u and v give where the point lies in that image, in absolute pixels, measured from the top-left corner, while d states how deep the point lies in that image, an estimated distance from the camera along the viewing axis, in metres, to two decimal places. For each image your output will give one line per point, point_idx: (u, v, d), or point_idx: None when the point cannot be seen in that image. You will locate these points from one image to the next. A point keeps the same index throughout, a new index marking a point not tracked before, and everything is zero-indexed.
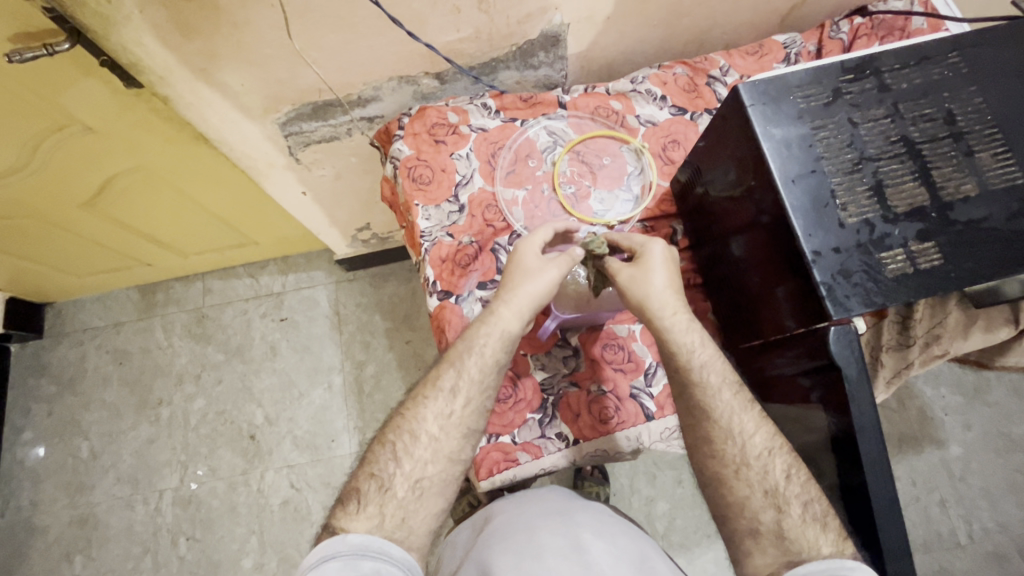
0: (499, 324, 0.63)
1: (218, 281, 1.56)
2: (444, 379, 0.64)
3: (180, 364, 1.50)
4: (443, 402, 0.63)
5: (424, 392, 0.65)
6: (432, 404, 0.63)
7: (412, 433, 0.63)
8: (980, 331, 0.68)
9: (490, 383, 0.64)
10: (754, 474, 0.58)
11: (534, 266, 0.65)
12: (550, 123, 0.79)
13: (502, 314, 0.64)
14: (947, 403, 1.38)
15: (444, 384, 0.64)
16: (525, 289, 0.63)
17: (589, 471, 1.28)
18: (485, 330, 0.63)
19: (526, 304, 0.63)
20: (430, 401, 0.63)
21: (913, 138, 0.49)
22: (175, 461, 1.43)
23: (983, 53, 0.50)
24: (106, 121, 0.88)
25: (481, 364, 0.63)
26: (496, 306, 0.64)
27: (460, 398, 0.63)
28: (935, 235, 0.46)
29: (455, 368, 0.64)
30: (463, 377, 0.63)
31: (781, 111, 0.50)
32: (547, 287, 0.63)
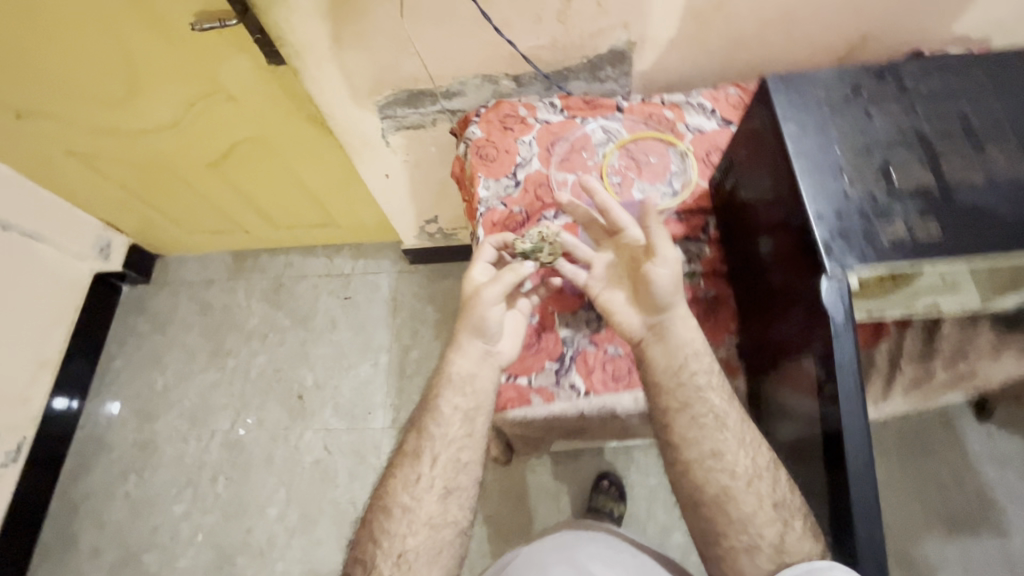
0: (457, 367, 0.72)
1: (298, 256, 1.75)
2: (411, 446, 0.72)
3: (252, 322, 1.68)
4: (410, 464, 0.70)
5: (400, 463, 0.73)
6: (403, 473, 0.71)
7: (389, 499, 0.70)
8: (1011, 354, 0.69)
9: (442, 430, 0.71)
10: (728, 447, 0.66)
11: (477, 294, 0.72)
12: (606, 123, 0.88)
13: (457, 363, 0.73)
14: (1013, 489, 1.26)
15: (409, 450, 0.72)
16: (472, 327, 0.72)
17: (606, 487, 1.32)
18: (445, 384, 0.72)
19: (479, 324, 0.72)
20: (400, 473, 0.71)
21: (925, 132, 0.54)
22: (230, 407, 1.58)
23: (999, 70, 0.56)
24: (245, 91, 1.08)
25: (438, 419, 0.71)
26: (452, 356, 0.74)
27: (423, 455, 0.71)
28: (936, 213, 0.50)
29: (418, 430, 0.72)
30: (424, 438, 0.71)
31: (803, 98, 0.57)
32: (489, 313, 0.71)
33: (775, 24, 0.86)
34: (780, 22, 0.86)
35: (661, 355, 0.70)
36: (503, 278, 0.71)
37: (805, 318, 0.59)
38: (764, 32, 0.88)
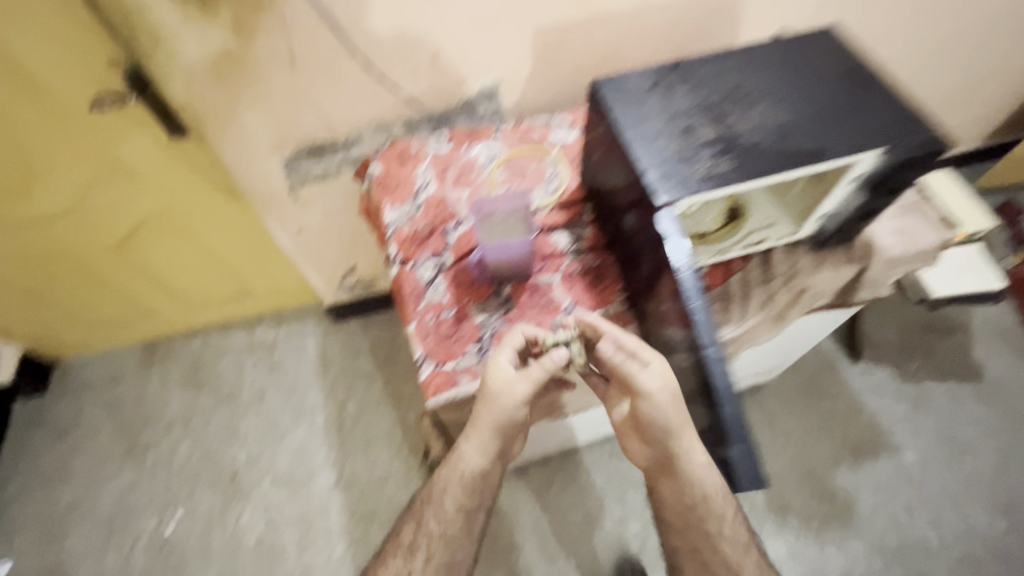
0: (460, 459, 0.80)
1: (216, 335, 1.71)
2: (407, 536, 0.86)
3: (171, 411, 1.60)
4: (403, 561, 0.84)
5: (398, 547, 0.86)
6: (397, 561, 0.85)
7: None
8: (829, 267, 0.85)
9: (436, 523, 0.83)
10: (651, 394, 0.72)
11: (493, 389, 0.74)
12: (488, 147, 1.02)
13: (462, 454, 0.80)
14: (894, 412, 1.45)
15: (407, 538, 0.85)
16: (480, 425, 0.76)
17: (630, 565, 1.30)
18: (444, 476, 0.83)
19: (492, 424, 0.75)
20: (394, 559, 0.85)
21: (711, 101, 0.72)
22: (154, 505, 1.46)
23: (753, 55, 0.76)
24: (146, 166, 1.13)
25: (434, 512, 0.84)
26: (462, 450, 0.79)
27: (417, 550, 0.84)
28: (726, 152, 0.66)
29: (416, 521, 0.85)
30: (422, 529, 0.85)
31: (621, 92, 0.74)
32: (503, 414, 0.74)
33: (606, 55, 1.07)
34: (609, 53, 1.07)
35: (670, 489, 0.80)
36: (527, 380, 0.74)
37: (657, 263, 0.71)
38: (599, 63, 1.09)
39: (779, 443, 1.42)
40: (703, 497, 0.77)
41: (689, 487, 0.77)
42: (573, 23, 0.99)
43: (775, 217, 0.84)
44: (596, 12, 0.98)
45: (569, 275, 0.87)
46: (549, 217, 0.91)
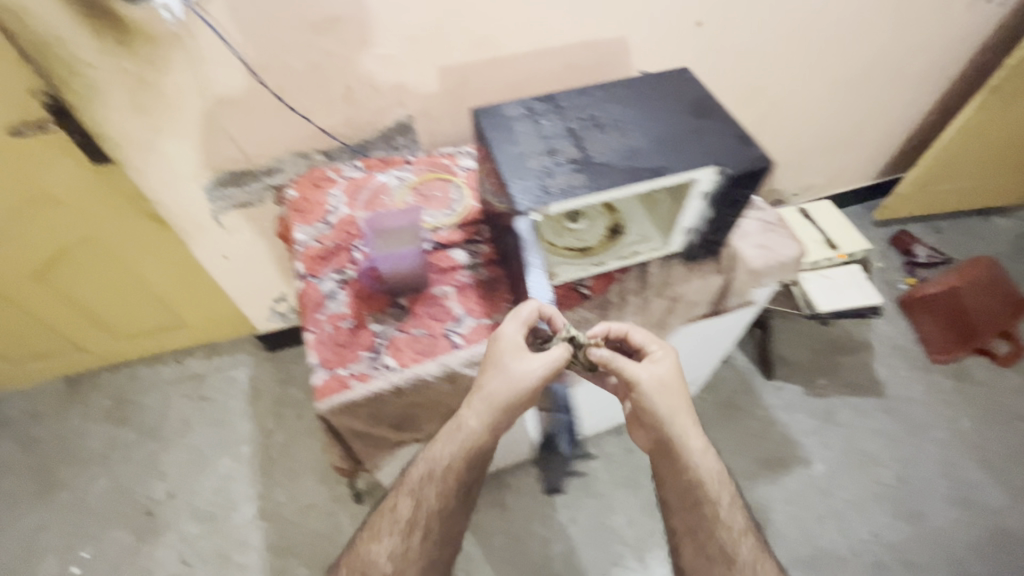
0: (465, 430, 0.80)
1: (145, 367, 1.69)
2: (405, 511, 0.82)
3: (90, 446, 1.54)
4: (400, 538, 0.81)
5: (392, 519, 0.82)
6: (392, 536, 0.81)
7: (372, 554, 0.81)
8: (697, 276, 0.94)
9: (438, 496, 0.82)
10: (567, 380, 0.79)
11: (508, 365, 0.78)
12: (399, 174, 1.10)
13: (467, 426, 0.81)
14: (805, 427, 1.53)
15: (404, 512, 0.82)
16: (490, 397, 0.78)
17: None
18: (449, 451, 0.81)
19: (502, 394, 0.78)
20: (389, 532, 0.81)
21: (574, 126, 0.82)
22: (61, 546, 1.39)
23: (614, 88, 0.87)
24: (68, 192, 1.15)
25: (436, 489, 0.82)
26: (467, 420, 0.81)
27: (416, 527, 0.81)
28: (581, 170, 0.76)
29: (415, 498, 0.82)
30: (421, 504, 0.82)
31: (496, 118, 0.83)
32: (516, 385, 0.78)
33: (510, 92, 1.18)
34: (513, 91, 1.18)
35: (669, 472, 0.86)
36: (540, 357, 0.78)
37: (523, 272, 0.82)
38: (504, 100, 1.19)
39: None
40: (697, 481, 0.84)
41: (687, 471, 0.84)
42: (475, 66, 1.10)
43: (649, 233, 0.93)
44: (496, 56, 1.10)
45: (463, 287, 0.92)
46: (448, 235, 0.98)
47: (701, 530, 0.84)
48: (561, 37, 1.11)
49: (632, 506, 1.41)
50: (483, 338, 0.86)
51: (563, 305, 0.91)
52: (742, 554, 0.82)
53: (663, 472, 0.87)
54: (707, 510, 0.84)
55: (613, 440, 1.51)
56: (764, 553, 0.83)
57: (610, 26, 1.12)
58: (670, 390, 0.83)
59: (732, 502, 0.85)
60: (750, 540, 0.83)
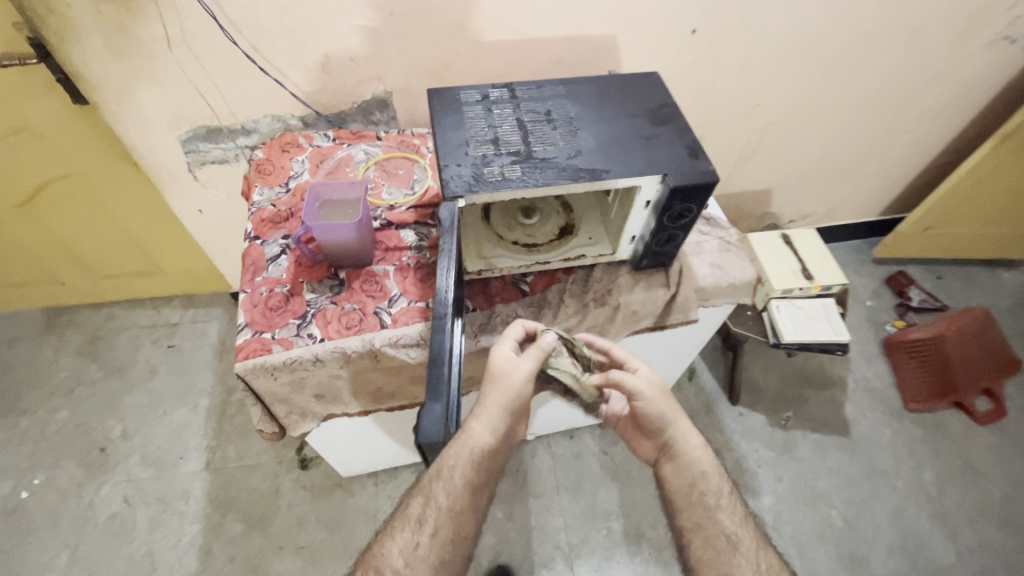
0: (470, 435, 0.75)
1: (123, 309, 1.72)
2: (415, 510, 0.75)
3: (58, 378, 1.58)
4: (411, 534, 0.73)
5: (398, 521, 0.75)
6: (401, 537, 0.73)
7: (377, 561, 0.73)
8: (642, 288, 0.91)
9: (449, 499, 0.73)
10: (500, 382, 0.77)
11: (506, 373, 0.77)
12: (368, 148, 1.09)
13: (473, 430, 0.75)
14: (760, 457, 1.50)
15: (413, 515, 0.74)
16: (494, 401, 0.76)
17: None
18: (456, 451, 0.73)
19: (502, 403, 0.76)
20: (397, 535, 0.74)
21: (524, 119, 0.80)
22: (15, 469, 1.43)
23: (575, 87, 0.86)
24: (50, 129, 1.17)
25: (448, 488, 0.73)
26: (471, 423, 0.76)
27: (425, 525, 0.73)
28: (520, 163, 0.74)
29: (424, 496, 0.74)
30: (431, 506, 0.73)
31: (449, 102, 0.82)
32: (515, 391, 0.77)
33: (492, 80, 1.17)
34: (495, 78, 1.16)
35: (673, 473, 0.84)
36: (528, 361, 0.78)
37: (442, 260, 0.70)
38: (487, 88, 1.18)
39: (646, 473, 1.45)
40: (700, 473, 0.82)
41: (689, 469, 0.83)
42: (458, 50, 1.09)
43: (598, 238, 0.92)
44: (480, 43, 1.09)
45: (404, 268, 0.92)
46: (399, 214, 0.97)
47: (709, 522, 0.80)
48: (548, 31, 1.09)
49: (571, 512, 1.40)
50: (411, 320, 0.86)
51: (501, 298, 0.90)
52: (744, 545, 0.77)
53: (667, 475, 0.84)
54: (711, 501, 0.81)
55: (564, 443, 1.50)
56: (767, 546, 0.80)
57: (600, 25, 1.10)
58: (666, 398, 0.83)
59: (731, 492, 0.83)
60: (751, 532, 0.79)
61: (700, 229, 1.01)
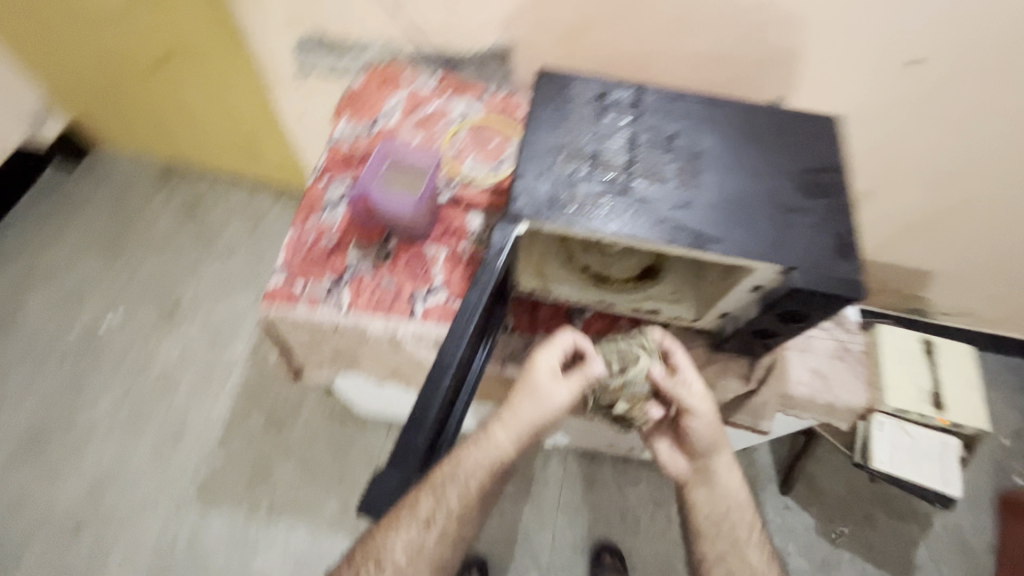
0: (494, 443, 0.66)
1: (225, 181, 1.77)
2: (422, 509, 0.63)
3: (157, 228, 1.69)
4: (416, 534, 0.63)
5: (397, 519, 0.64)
6: (403, 535, 0.63)
7: (377, 555, 0.63)
8: (713, 371, 0.76)
9: (461, 506, 0.64)
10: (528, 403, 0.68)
11: (545, 388, 0.68)
12: (468, 104, 0.97)
13: (497, 439, 0.67)
14: (793, 562, 1.31)
15: (420, 515, 0.63)
16: (526, 413, 0.67)
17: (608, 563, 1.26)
18: (477, 456, 0.66)
19: (530, 421, 0.67)
20: (398, 533, 0.63)
21: (638, 138, 0.65)
22: (104, 298, 1.56)
23: (720, 110, 0.67)
24: (172, 10, 1.13)
25: (462, 496, 0.64)
26: (493, 430, 0.67)
27: (432, 527, 0.64)
28: (610, 195, 0.60)
29: (435, 499, 0.63)
30: (441, 509, 0.63)
31: (559, 91, 0.67)
32: (553, 411, 0.68)
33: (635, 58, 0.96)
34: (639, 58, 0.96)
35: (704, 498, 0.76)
36: (572, 385, 0.69)
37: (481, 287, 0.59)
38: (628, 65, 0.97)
39: (656, 527, 1.33)
40: (735, 505, 0.75)
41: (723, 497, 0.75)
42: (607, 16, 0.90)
43: (682, 297, 0.75)
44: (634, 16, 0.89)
45: (456, 258, 0.82)
46: (473, 195, 0.86)
47: (732, 555, 0.73)
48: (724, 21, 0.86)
49: (564, 534, 1.32)
50: (442, 320, 0.77)
51: (546, 326, 0.79)
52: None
53: (698, 500, 0.76)
54: (737, 535, 0.74)
55: (582, 461, 1.40)
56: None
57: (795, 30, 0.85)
58: (719, 429, 0.74)
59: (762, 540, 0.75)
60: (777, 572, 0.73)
61: (823, 326, 0.82)
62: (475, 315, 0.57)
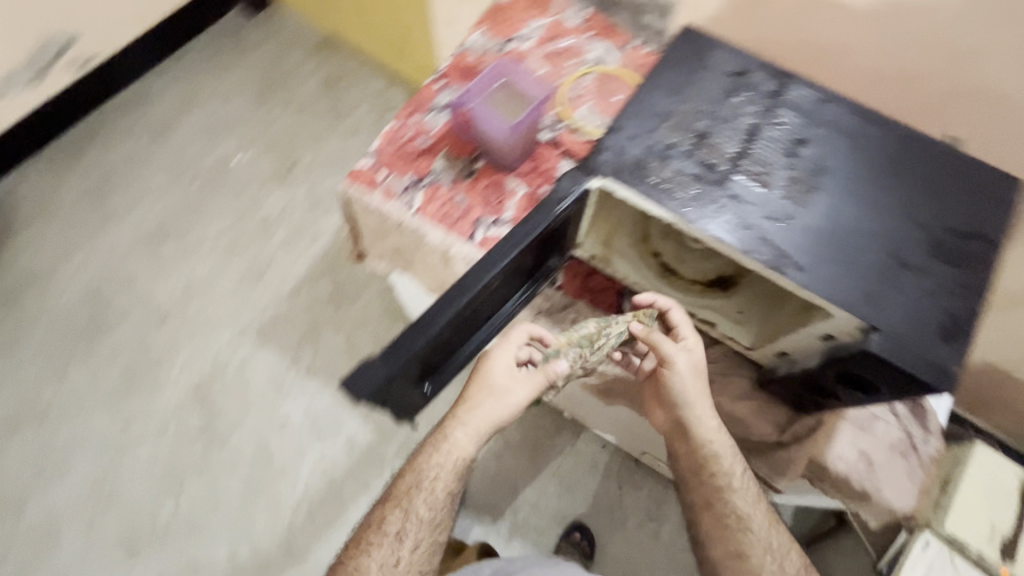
0: (454, 452, 0.69)
1: (371, 66, 1.85)
2: (391, 525, 0.71)
3: (302, 90, 1.81)
4: (389, 550, 0.69)
5: (371, 537, 0.71)
6: (380, 552, 0.69)
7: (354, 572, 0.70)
8: (750, 407, 0.70)
9: (430, 514, 0.70)
10: (494, 399, 0.68)
11: (502, 386, 0.69)
12: (607, 50, 0.91)
13: (456, 439, 0.69)
14: None
15: (392, 530, 0.70)
16: (482, 414, 0.68)
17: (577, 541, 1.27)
18: (437, 462, 0.70)
19: (491, 419, 0.69)
20: (374, 551, 0.70)
21: (761, 131, 0.57)
22: (242, 137, 1.74)
23: (874, 129, 0.57)
24: None
25: (430, 503, 0.70)
26: (451, 436, 0.70)
27: (404, 541, 0.70)
28: (701, 181, 0.54)
29: (403, 510, 0.70)
30: (410, 520, 0.70)
31: (695, 55, 0.61)
32: (509, 411, 0.68)
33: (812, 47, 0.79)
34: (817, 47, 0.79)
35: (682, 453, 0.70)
36: (529, 384, 0.68)
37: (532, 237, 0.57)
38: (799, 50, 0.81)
39: (641, 534, 1.30)
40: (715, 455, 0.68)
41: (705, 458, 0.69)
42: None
43: (746, 319, 0.69)
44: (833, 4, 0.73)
45: (532, 199, 0.80)
46: (575, 144, 0.83)
47: (717, 503, 0.69)
48: (953, 36, 0.66)
49: (549, 500, 1.32)
50: None
51: (593, 296, 0.77)
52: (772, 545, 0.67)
53: (675, 450, 0.71)
54: (722, 484, 0.68)
55: (593, 445, 1.37)
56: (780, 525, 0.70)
57: None
58: (701, 381, 0.68)
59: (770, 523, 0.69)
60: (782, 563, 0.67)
61: (892, 408, 0.71)
62: (516, 250, 0.55)
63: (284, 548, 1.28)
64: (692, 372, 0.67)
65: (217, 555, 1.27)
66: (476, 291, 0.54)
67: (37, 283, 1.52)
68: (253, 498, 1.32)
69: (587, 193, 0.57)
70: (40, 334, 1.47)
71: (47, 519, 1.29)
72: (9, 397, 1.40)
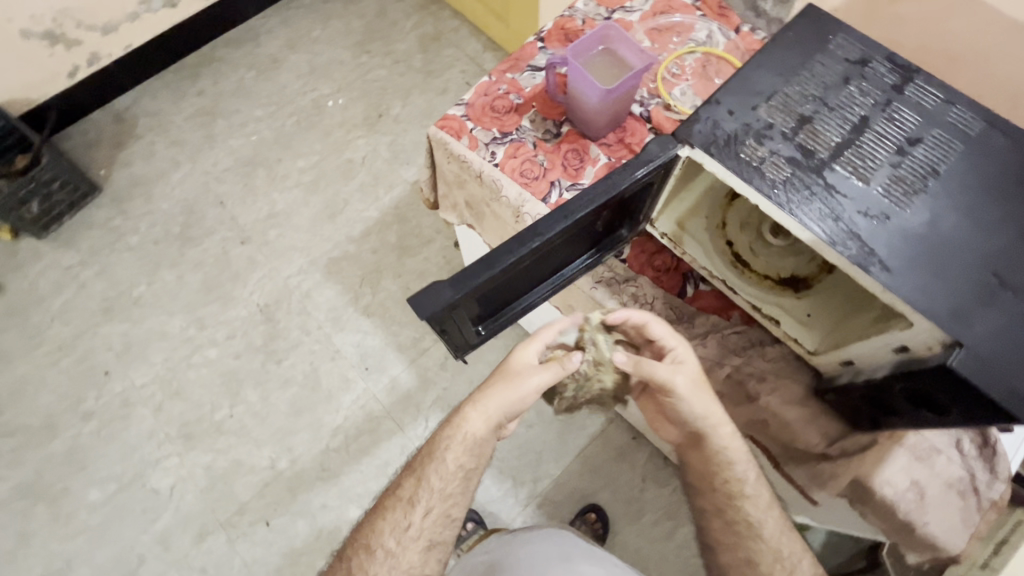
0: (467, 435, 0.71)
1: (469, 30, 1.88)
2: (405, 491, 0.74)
3: (400, 44, 1.87)
4: (402, 513, 0.72)
5: (390, 502, 0.74)
6: (392, 518, 0.73)
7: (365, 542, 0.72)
8: (801, 412, 0.68)
9: (445, 485, 0.72)
10: (511, 394, 0.70)
11: (516, 379, 0.71)
12: (715, 32, 0.89)
13: (472, 420, 0.71)
14: None
15: (404, 496, 0.74)
16: (495, 406, 0.71)
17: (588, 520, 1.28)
18: (452, 440, 0.72)
19: (502, 407, 0.71)
20: (386, 518, 0.73)
21: (871, 123, 0.54)
22: (338, 82, 1.82)
23: (999, 138, 0.53)
24: None
25: (448, 472, 0.72)
26: (467, 418, 0.72)
27: (414, 506, 0.72)
28: (796, 165, 0.52)
29: (416, 478, 0.73)
30: (426, 488, 0.73)
31: (813, 36, 0.58)
32: (521, 400, 0.71)
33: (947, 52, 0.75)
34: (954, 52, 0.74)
35: (698, 461, 0.71)
36: (542, 375, 0.70)
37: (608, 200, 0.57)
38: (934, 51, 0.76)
39: (655, 529, 1.29)
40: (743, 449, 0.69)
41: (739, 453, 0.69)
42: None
43: (812, 322, 0.67)
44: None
45: (612, 170, 0.81)
46: (665, 121, 0.82)
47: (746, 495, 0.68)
48: None
49: (569, 477, 1.34)
50: None
51: (656, 275, 0.76)
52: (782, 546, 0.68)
53: (690, 460, 0.73)
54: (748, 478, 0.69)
55: (623, 434, 1.37)
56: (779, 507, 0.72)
57: None
58: (706, 393, 0.67)
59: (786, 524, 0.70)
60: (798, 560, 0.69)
61: (957, 443, 0.66)
62: (592, 205, 0.55)
63: (318, 467, 1.37)
64: (695, 394, 0.67)
65: (259, 460, 1.37)
66: (550, 235, 0.55)
67: (143, 189, 1.67)
68: (298, 417, 1.41)
69: (673, 160, 0.56)
70: (140, 234, 1.62)
71: (122, 397, 1.44)
72: (104, 287, 1.56)
